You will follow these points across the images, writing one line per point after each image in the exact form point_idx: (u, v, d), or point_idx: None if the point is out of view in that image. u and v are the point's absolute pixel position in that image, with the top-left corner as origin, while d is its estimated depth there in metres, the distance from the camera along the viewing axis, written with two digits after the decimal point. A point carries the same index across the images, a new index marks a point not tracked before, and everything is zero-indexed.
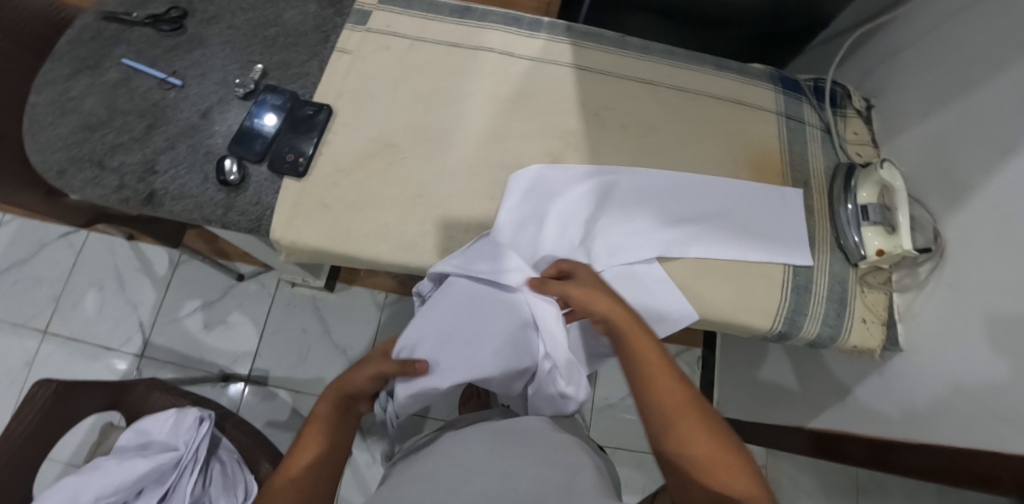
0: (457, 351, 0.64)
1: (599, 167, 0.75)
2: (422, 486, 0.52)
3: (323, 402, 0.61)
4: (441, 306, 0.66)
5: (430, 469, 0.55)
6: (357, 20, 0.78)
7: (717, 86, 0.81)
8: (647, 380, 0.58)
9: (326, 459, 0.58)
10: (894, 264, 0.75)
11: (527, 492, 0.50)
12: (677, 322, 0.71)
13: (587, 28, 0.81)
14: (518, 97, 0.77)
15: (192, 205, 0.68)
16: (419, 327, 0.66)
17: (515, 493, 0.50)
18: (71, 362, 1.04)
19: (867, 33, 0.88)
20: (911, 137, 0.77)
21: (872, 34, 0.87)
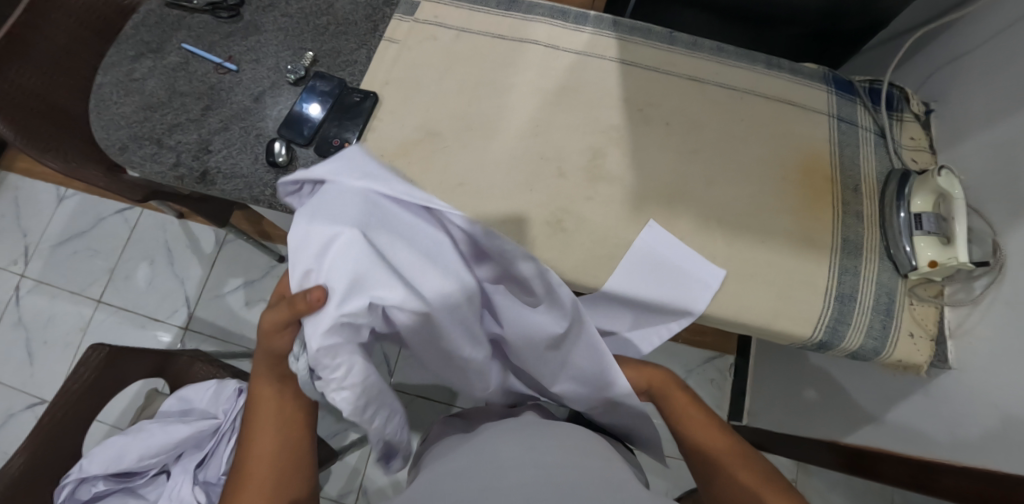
0: (352, 254, 0.48)
1: (640, 164, 0.74)
2: (457, 482, 0.52)
3: (263, 383, 0.55)
4: (328, 200, 0.51)
5: (462, 466, 0.55)
6: (405, 10, 0.79)
7: (765, 86, 0.79)
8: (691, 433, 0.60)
9: (294, 459, 0.55)
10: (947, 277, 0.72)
11: (568, 486, 0.49)
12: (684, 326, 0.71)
13: (634, 23, 0.80)
14: (560, 90, 0.77)
15: (241, 185, 0.71)
16: (316, 234, 0.49)
17: (556, 486, 0.49)
18: (121, 330, 1.10)
19: (929, 34, 0.84)
20: (974, 145, 0.73)
21: (935, 36, 0.83)
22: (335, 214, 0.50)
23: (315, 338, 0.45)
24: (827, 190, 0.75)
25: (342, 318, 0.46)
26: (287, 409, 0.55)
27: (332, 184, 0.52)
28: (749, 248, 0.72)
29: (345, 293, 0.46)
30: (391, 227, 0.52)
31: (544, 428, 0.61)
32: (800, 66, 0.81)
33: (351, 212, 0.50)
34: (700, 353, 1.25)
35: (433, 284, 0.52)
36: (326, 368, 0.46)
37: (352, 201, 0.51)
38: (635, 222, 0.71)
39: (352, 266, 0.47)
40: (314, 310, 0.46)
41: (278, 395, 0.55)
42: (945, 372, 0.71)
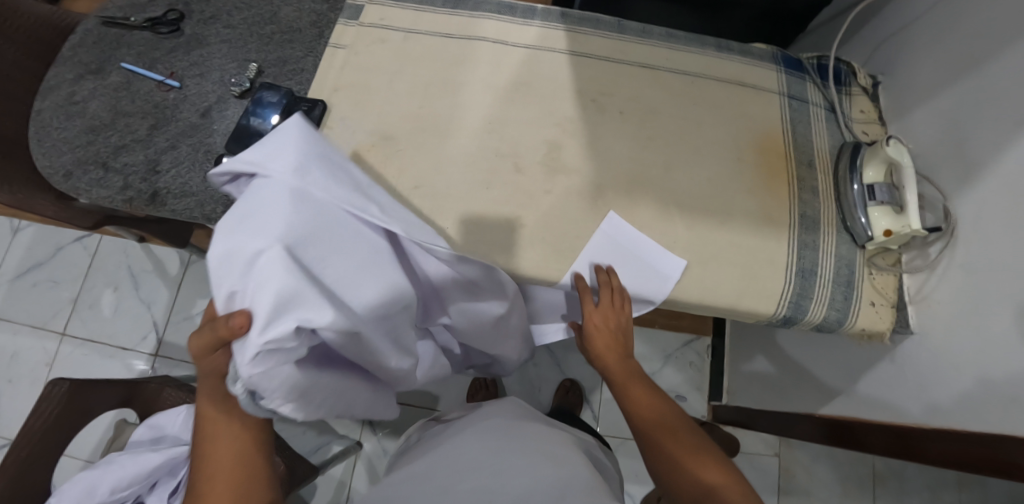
0: (269, 271, 0.45)
1: (599, 154, 0.74)
2: (413, 487, 0.56)
3: (204, 402, 0.55)
4: (256, 206, 0.50)
5: (421, 471, 0.59)
6: (351, 15, 0.78)
7: (716, 69, 0.80)
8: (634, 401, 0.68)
9: (252, 466, 0.54)
10: (903, 245, 0.74)
11: (515, 488, 0.52)
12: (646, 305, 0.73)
13: (583, 14, 0.80)
14: (514, 86, 0.76)
15: (193, 203, 0.69)
16: (239, 242, 0.47)
17: (505, 488, 0.52)
18: (88, 362, 1.07)
19: (873, 7, 0.85)
20: (923, 114, 0.75)
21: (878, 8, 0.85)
22: (261, 225, 0.48)
23: (244, 362, 0.44)
24: (785, 168, 0.76)
25: (268, 342, 0.44)
26: (238, 424, 0.55)
27: (261, 191, 0.51)
28: (711, 230, 0.72)
29: (269, 316, 0.44)
30: (321, 238, 0.50)
31: (523, 433, 0.64)
32: (750, 47, 0.82)
33: (278, 223, 0.48)
34: (677, 337, 1.26)
35: (365, 296, 0.51)
36: (263, 387, 0.46)
37: (281, 209, 0.49)
38: (596, 212, 0.72)
39: (277, 285, 0.45)
40: (240, 334, 0.45)
41: (222, 410, 0.55)
42: (907, 337, 0.73)
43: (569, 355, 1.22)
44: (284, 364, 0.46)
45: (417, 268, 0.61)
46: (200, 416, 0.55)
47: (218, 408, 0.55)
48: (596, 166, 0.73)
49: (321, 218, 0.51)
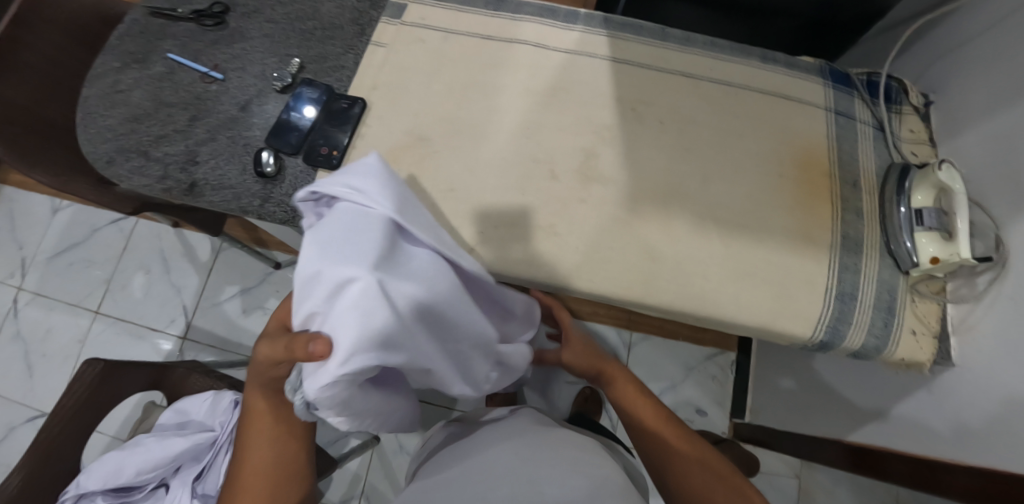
0: (359, 302, 0.44)
1: (636, 164, 0.73)
2: (450, 492, 0.55)
3: (255, 400, 0.57)
4: (352, 230, 0.48)
5: (458, 477, 0.58)
6: (391, 13, 0.78)
7: (761, 82, 0.78)
8: (633, 416, 0.66)
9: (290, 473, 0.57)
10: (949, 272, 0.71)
11: (553, 496, 0.51)
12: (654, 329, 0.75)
13: (625, 20, 0.79)
14: (553, 91, 0.75)
15: (230, 196, 0.70)
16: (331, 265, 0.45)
17: (542, 496, 0.51)
18: (119, 341, 1.09)
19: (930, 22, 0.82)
20: (977, 136, 0.72)
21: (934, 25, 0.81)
22: (350, 253, 0.46)
23: (315, 386, 0.44)
24: (828, 187, 0.73)
25: (346, 376, 0.43)
26: (281, 424, 0.57)
27: (356, 219, 0.49)
28: (748, 248, 0.70)
29: (348, 350, 0.43)
30: (410, 273, 0.48)
31: (544, 435, 0.64)
32: (796, 60, 0.80)
33: (365, 252, 0.46)
34: (702, 350, 1.23)
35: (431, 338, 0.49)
36: (324, 405, 0.46)
37: (372, 240, 0.47)
38: (630, 224, 0.70)
39: (360, 320, 0.43)
40: (317, 361, 0.43)
41: (273, 414, 0.57)
42: (947, 369, 0.70)
43: None
44: (347, 391, 0.46)
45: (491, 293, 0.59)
46: (248, 407, 0.57)
47: (268, 416, 0.57)
48: (633, 176, 0.72)
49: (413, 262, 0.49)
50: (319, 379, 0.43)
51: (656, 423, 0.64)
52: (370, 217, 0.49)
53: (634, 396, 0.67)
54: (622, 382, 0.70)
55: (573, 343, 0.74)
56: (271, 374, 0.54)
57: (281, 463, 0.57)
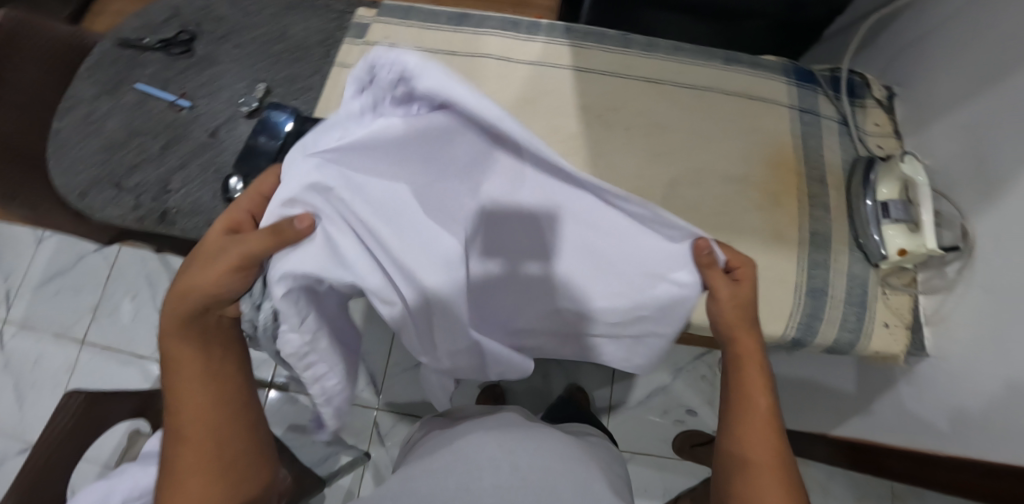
0: (347, 227, 0.42)
1: (605, 172, 0.73)
2: (432, 480, 0.58)
3: (175, 344, 0.51)
4: (381, 149, 0.39)
5: (437, 465, 0.60)
6: (356, 34, 0.78)
7: (726, 83, 0.78)
8: (743, 389, 0.54)
9: (224, 403, 0.53)
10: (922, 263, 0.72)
11: (535, 482, 0.57)
12: None
13: (589, 28, 0.80)
14: (519, 102, 0.76)
15: (202, 223, 0.71)
16: (344, 167, 0.41)
17: (525, 483, 0.57)
18: (107, 369, 1.09)
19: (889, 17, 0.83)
20: (942, 128, 0.73)
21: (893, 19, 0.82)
22: (366, 170, 0.40)
23: (281, 285, 0.43)
24: (796, 184, 0.74)
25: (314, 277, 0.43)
26: (212, 367, 0.52)
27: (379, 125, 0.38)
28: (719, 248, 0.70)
29: (323, 268, 0.43)
30: (407, 233, 0.42)
31: (535, 428, 0.68)
32: (760, 60, 0.80)
33: (375, 184, 0.41)
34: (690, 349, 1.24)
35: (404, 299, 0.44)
36: (288, 312, 0.44)
37: (388, 181, 0.41)
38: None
39: (341, 243, 0.42)
40: (297, 239, 0.42)
41: (195, 356, 0.51)
42: (923, 360, 0.71)
43: (579, 367, 1.21)
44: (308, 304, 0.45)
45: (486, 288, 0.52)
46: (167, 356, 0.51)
47: (190, 344, 0.50)
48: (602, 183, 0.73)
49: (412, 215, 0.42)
50: (283, 278, 0.43)
51: (763, 414, 0.53)
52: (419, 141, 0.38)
53: (751, 372, 0.54)
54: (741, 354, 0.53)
55: (733, 293, 0.49)
56: (186, 311, 0.49)
57: (211, 390, 0.52)
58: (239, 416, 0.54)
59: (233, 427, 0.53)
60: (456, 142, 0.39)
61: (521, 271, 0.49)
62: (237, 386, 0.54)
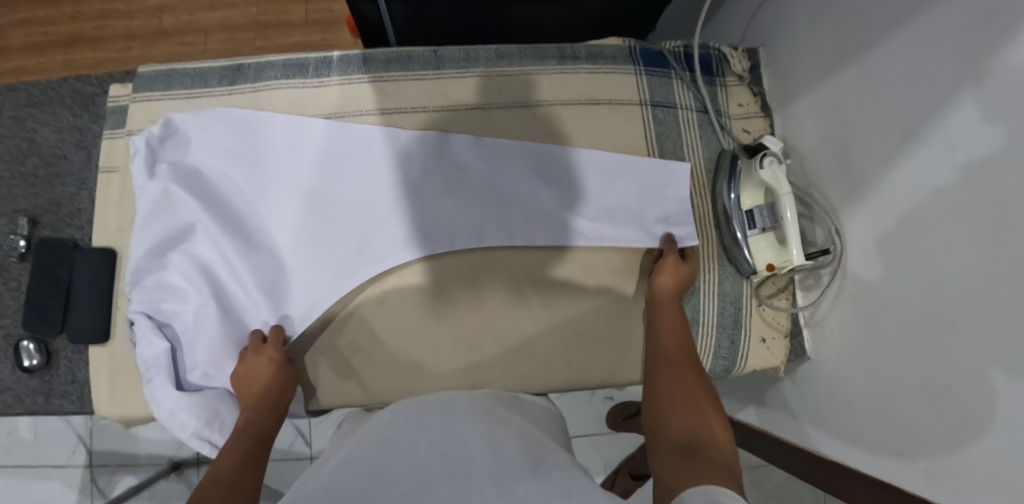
0: (189, 190, 0.61)
1: (340, 173, 0.62)
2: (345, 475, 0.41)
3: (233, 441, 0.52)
4: (203, 127, 0.62)
5: (343, 467, 0.43)
6: (115, 124, 0.65)
7: (559, 93, 0.67)
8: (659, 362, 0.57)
9: (259, 446, 0.52)
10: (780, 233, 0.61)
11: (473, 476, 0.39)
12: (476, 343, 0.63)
13: (388, 53, 0.66)
14: (262, 132, 0.63)
15: (19, 398, 0.64)
16: (188, 148, 0.62)
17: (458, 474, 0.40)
18: (26, 488, 0.99)
19: None
20: (804, 107, 0.65)
21: None
22: (201, 146, 0.62)
23: (143, 170, 0.61)
24: (656, 204, 0.65)
25: (156, 194, 0.61)
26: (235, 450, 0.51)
27: (299, 128, 0.62)
28: (550, 289, 0.64)
29: (147, 215, 0.60)
30: (242, 194, 0.62)
31: (467, 419, 0.48)
32: (599, 48, 0.68)
33: (184, 173, 0.62)
34: None
35: (277, 213, 0.62)
36: (169, 232, 0.61)
37: (213, 164, 0.62)
38: (432, 313, 0.62)
39: (182, 197, 0.61)
40: (148, 157, 0.61)
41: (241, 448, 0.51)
42: (802, 365, 0.69)
43: None
44: (172, 228, 0.61)
45: (290, 215, 0.62)
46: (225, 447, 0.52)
47: (247, 448, 0.51)
48: (350, 191, 0.62)
49: (240, 167, 0.62)
50: (171, 169, 0.61)
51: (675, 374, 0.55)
52: (221, 131, 0.62)
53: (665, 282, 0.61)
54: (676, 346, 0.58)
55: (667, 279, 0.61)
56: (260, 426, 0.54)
57: (245, 444, 0.52)
58: (254, 468, 0.49)
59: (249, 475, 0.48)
60: (239, 147, 0.62)
61: (321, 200, 0.62)
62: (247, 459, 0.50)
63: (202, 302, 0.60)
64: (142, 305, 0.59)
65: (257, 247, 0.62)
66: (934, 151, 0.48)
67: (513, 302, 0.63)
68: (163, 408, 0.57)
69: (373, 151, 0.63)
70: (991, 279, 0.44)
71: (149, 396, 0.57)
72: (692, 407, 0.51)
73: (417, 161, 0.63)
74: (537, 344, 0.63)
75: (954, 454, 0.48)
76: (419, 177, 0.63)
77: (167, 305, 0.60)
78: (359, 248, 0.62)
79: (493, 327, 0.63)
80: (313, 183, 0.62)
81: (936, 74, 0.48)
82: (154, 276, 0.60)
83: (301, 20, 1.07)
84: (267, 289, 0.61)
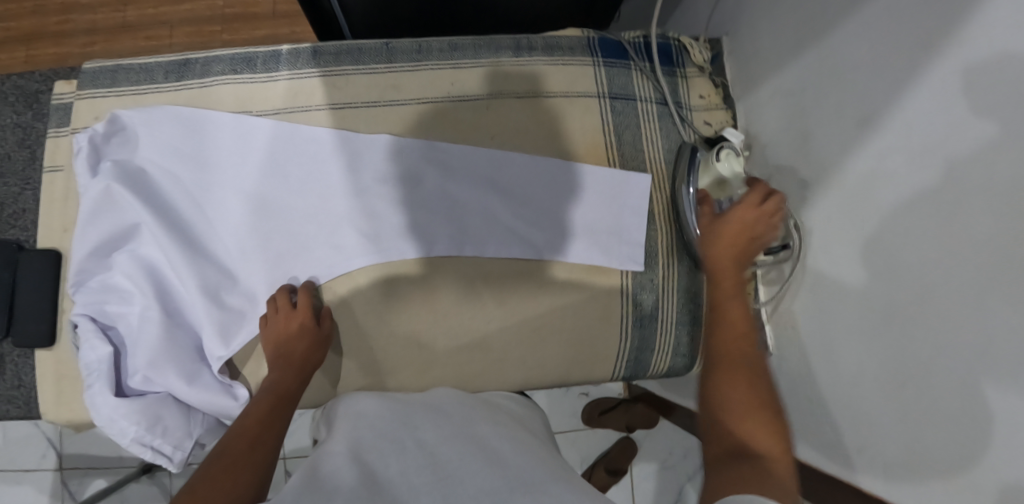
0: (136, 189, 0.60)
1: (290, 173, 0.61)
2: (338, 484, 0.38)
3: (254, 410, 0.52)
4: (150, 126, 0.60)
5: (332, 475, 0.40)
6: (59, 121, 0.63)
7: (515, 85, 0.65)
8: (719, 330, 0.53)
9: (278, 415, 0.52)
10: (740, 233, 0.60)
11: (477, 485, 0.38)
12: (430, 342, 0.62)
13: (339, 46, 0.64)
14: (209, 129, 0.61)
15: None
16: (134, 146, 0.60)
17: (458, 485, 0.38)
18: None
19: None
20: (767, 97, 0.63)
21: None
22: (148, 144, 0.60)
23: (86, 169, 0.59)
24: (614, 198, 0.64)
25: (100, 193, 0.59)
26: (253, 423, 0.50)
27: (246, 123, 0.61)
28: (506, 287, 0.62)
29: (91, 214, 0.59)
30: (191, 195, 0.61)
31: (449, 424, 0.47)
32: (556, 39, 0.66)
33: (128, 172, 0.60)
34: None
35: (226, 214, 0.61)
36: (113, 233, 0.59)
37: (160, 163, 0.60)
38: (388, 310, 0.61)
39: (126, 196, 0.59)
40: (92, 156, 0.60)
41: (261, 422, 0.50)
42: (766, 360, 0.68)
43: None
44: (117, 229, 0.59)
45: (239, 215, 0.61)
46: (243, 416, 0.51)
47: (265, 417, 0.51)
48: (300, 191, 0.61)
49: (188, 167, 0.61)
50: (116, 167, 0.59)
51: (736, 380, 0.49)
52: (168, 129, 0.60)
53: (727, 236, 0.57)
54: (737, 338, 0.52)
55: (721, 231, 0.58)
56: (284, 391, 0.54)
57: (263, 413, 0.52)
58: (271, 436, 0.50)
59: (266, 440, 0.49)
60: (187, 146, 0.61)
61: (271, 201, 0.61)
62: (267, 434, 0.49)
63: (147, 305, 0.59)
64: (85, 307, 0.58)
65: (205, 249, 0.61)
66: (891, 137, 0.47)
67: (467, 299, 0.62)
68: (103, 414, 0.56)
69: (324, 147, 0.61)
70: (947, 271, 0.43)
71: (88, 402, 0.56)
72: (749, 413, 0.46)
73: (369, 157, 0.62)
74: (494, 341, 0.62)
75: (912, 448, 0.48)
76: (370, 175, 0.62)
77: (113, 307, 0.59)
78: (309, 250, 0.61)
79: (447, 326, 0.62)
80: (262, 183, 0.61)
81: (893, 56, 0.47)
82: (99, 277, 0.59)
83: (270, 13, 1.02)
84: (215, 290, 0.60)
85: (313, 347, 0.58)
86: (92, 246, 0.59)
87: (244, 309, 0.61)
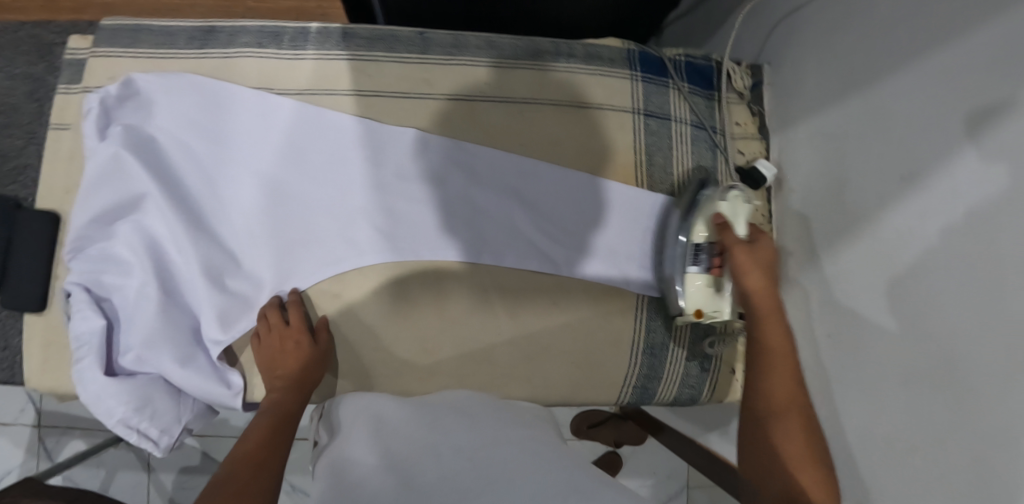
0: (146, 158, 0.57)
1: (308, 159, 0.59)
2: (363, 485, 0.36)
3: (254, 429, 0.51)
4: (166, 93, 0.58)
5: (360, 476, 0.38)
6: (71, 76, 0.61)
7: (550, 92, 0.63)
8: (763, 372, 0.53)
9: (279, 430, 0.51)
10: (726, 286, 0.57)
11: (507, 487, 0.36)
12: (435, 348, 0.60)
13: (372, 31, 0.61)
14: (229, 103, 0.58)
15: None
16: (149, 114, 0.58)
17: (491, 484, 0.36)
18: None
19: None
20: (805, 133, 0.61)
21: None
22: (163, 112, 0.58)
23: (95, 131, 0.57)
24: (638, 221, 0.62)
25: (108, 158, 0.56)
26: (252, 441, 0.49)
27: (266, 103, 0.58)
28: (518, 300, 0.61)
29: (97, 179, 0.56)
30: (202, 171, 0.58)
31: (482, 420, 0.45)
32: (597, 48, 0.64)
33: (140, 139, 0.57)
34: None
35: (238, 195, 0.59)
36: (118, 201, 0.57)
37: (174, 134, 0.58)
38: (394, 313, 0.59)
39: (134, 164, 0.57)
40: (103, 119, 0.57)
41: (261, 440, 0.49)
42: None
43: None
44: (122, 198, 0.57)
45: (252, 197, 0.58)
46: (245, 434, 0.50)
47: (266, 433, 0.50)
48: (317, 179, 0.59)
49: (204, 142, 0.58)
50: (128, 132, 0.57)
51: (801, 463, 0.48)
52: (186, 99, 0.58)
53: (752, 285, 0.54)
54: (788, 408, 0.51)
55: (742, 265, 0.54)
56: (284, 409, 0.53)
57: (263, 430, 0.50)
58: (274, 453, 0.48)
59: (273, 464, 0.47)
60: (204, 119, 0.58)
61: (286, 186, 0.59)
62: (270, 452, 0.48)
63: (147, 280, 0.56)
64: (82, 276, 0.55)
65: (213, 228, 0.59)
66: (933, 197, 0.45)
67: (477, 309, 0.60)
68: (89, 391, 0.54)
69: (346, 135, 0.59)
70: (977, 341, 0.41)
71: (75, 377, 0.54)
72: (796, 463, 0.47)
73: (391, 150, 0.59)
74: (500, 354, 0.60)
75: None
76: (390, 169, 0.59)
77: (111, 279, 0.57)
78: (319, 240, 0.59)
79: (454, 333, 0.60)
80: (279, 167, 0.58)
81: (943, 113, 0.44)
82: (99, 246, 0.57)
83: None
84: (218, 273, 0.58)
85: (313, 362, 0.56)
86: (94, 213, 0.56)
87: (247, 295, 0.59)
